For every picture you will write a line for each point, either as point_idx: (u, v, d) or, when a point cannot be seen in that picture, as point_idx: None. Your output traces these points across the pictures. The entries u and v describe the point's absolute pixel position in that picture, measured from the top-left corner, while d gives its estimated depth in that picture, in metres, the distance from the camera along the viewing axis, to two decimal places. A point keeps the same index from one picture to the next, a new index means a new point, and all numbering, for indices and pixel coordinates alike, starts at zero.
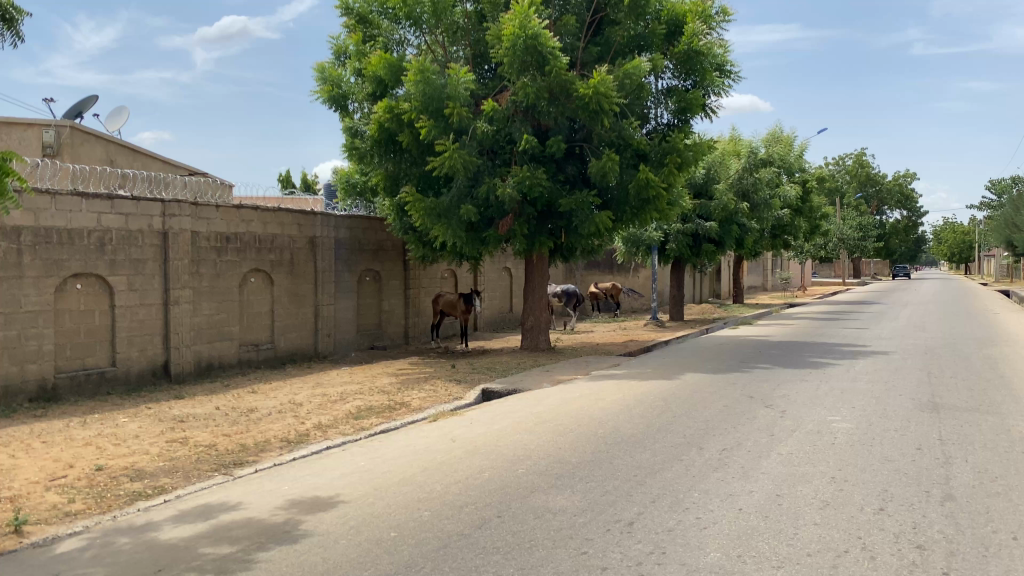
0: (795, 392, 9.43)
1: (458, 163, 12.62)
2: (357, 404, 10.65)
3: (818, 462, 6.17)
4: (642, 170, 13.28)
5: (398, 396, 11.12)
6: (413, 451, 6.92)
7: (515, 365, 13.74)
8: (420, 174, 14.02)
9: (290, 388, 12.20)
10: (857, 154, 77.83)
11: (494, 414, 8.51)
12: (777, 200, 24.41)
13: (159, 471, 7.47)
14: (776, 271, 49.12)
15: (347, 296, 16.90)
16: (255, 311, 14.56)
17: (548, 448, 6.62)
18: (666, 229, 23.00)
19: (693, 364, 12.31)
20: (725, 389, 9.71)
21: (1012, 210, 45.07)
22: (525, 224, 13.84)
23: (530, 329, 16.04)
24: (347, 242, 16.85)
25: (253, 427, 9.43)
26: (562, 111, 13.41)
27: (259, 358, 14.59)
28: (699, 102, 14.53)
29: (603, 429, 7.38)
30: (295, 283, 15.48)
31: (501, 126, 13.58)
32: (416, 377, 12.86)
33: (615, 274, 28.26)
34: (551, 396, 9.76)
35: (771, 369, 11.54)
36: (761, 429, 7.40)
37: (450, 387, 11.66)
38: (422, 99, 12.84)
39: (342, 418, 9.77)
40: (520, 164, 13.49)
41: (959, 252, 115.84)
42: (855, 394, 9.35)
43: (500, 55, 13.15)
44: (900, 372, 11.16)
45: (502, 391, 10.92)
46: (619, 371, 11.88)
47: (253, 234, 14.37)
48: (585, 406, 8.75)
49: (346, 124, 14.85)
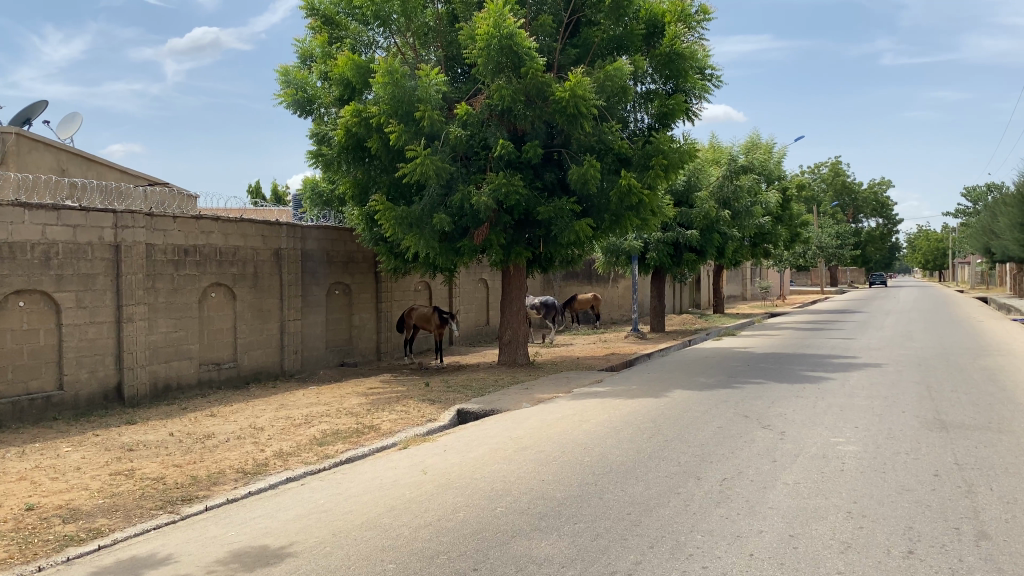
0: (791, 411, 8.82)
1: (430, 169, 11.95)
2: (322, 429, 9.91)
3: (830, 494, 5.52)
4: (624, 176, 12.70)
5: (366, 418, 10.38)
6: (379, 486, 6.20)
7: (492, 382, 13.05)
8: (391, 181, 13.34)
9: (252, 411, 11.43)
10: (834, 162, 77.98)
11: (469, 440, 7.82)
12: (757, 208, 23.98)
13: (97, 510, 6.68)
14: (755, 280, 48.90)
15: (316, 311, 16.15)
16: (216, 328, 13.78)
17: (530, 482, 5.94)
18: (646, 238, 22.48)
19: (679, 380, 11.68)
20: (717, 408, 9.07)
21: (988, 218, 45.20)
22: (502, 233, 13.20)
23: (508, 343, 15.36)
24: (315, 254, 16.12)
25: (207, 456, 8.65)
26: (539, 115, 12.80)
27: (221, 378, 13.79)
28: (681, 107, 14.02)
29: (589, 457, 6.73)
30: (260, 297, 14.71)
31: (475, 131, 12.94)
32: (387, 397, 12.14)
33: (593, 285, 27.70)
34: (530, 417, 9.08)
35: (763, 384, 10.96)
36: (761, 454, 6.76)
37: (423, 408, 10.95)
38: (392, 102, 12.17)
39: (304, 445, 9.03)
40: (496, 171, 12.85)
41: (933, 260, 116.85)
42: (855, 411, 8.75)
43: (474, 56, 12.53)
44: (898, 386, 10.59)
45: (478, 412, 10.23)
46: (601, 388, 11.25)
47: (213, 246, 13.60)
48: (568, 428, 8.08)
49: (312, 130, 14.14)
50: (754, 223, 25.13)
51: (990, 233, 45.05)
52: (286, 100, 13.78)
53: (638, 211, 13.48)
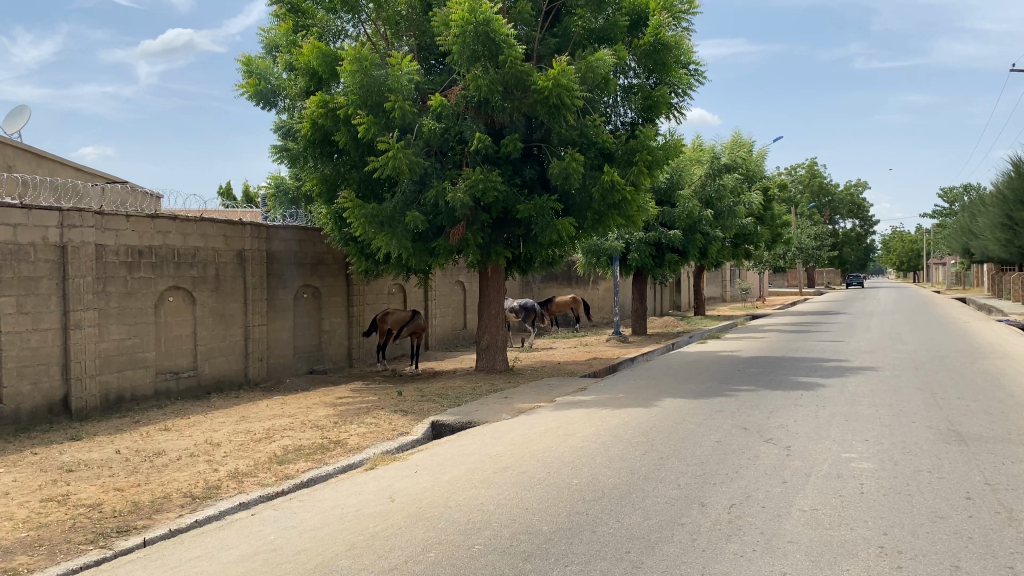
0: (792, 422, 8.14)
1: (402, 163, 11.19)
2: (283, 445, 9.12)
3: (855, 523, 4.84)
4: (608, 171, 12.02)
5: (333, 432, 9.60)
6: (339, 517, 5.42)
7: (469, 390, 12.28)
8: (361, 177, 12.56)
9: (210, 424, 10.59)
10: (811, 164, 77.97)
11: (443, 459, 7.07)
12: (741, 208, 23.42)
13: (17, 545, 5.83)
14: (735, 282, 48.50)
15: (282, 316, 15.32)
16: (174, 335, 12.91)
17: (512, 512, 5.20)
18: (628, 238, 21.88)
19: (668, 387, 10.99)
20: (712, 419, 8.38)
21: (967, 219, 45.03)
22: (479, 233, 12.45)
23: (486, 348, 14.63)
24: (281, 255, 15.28)
25: (154, 478, 7.82)
26: (518, 107, 12.07)
27: (179, 388, 12.92)
28: (665, 101, 13.35)
29: (578, 480, 6.00)
30: (222, 302, 13.86)
31: (451, 124, 12.19)
32: (356, 408, 11.34)
33: (573, 287, 27.09)
34: (511, 430, 8.34)
35: (757, 391, 10.30)
36: (768, 473, 6.07)
37: (394, 420, 10.17)
38: (360, 91, 11.40)
39: (263, 464, 8.24)
40: (472, 166, 12.10)
41: (907, 261, 117.70)
42: (861, 422, 8.09)
43: (448, 43, 11.77)
44: (900, 392, 9.98)
45: (453, 424, 9.47)
46: (586, 396, 10.54)
47: (170, 247, 12.75)
48: (552, 444, 7.36)
49: (277, 123, 13.36)
50: (737, 224, 24.56)
51: (969, 233, 44.99)
52: (249, 91, 12.91)
53: (622, 209, 12.80)
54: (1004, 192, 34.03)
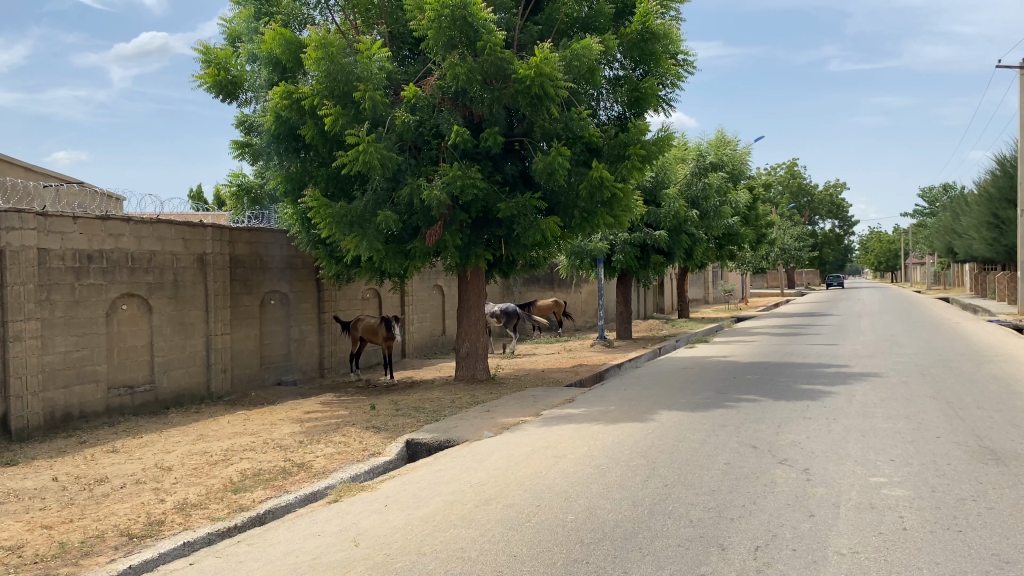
0: (805, 438, 7.37)
1: (374, 158, 10.32)
2: (241, 469, 8.24)
3: (908, 573, 4.05)
4: (595, 167, 11.24)
5: (297, 454, 8.72)
6: (294, 567, 4.57)
7: (448, 403, 11.44)
8: (330, 174, 11.68)
9: (164, 444, 9.66)
10: (790, 165, 77.79)
11: (417, 488, 6.21)
12: (727, 208, 22.72)
13: None
14: (718, 284, 47.99)
15: (248, 323, 14.40)
16: (129, 346, 11.95)
17: (499, 562, 4.36)
18: (612, 239, 21.19)
19: (662, 398, 10.21)
20: (716, 435, 7.59)
21: (951, 219, 44.75)
22: (458, 233, 11.60)
23: (466, 356, 13.76)
24: (246, 259, 14.36)
25: (89, 512, 6.89)
26: (497, 98, 11.22)
27: (135, 403, 11.96)
28: (654, 93, 12.57)
29: (573, 516, 5.16)
30: (181, 310, 12.92)
31: (426, 117, 11.36)
32: (325, 424, 10.46)
33: (556, 290, 26.37)
34: (495, 451, 7.50)
35: (759, 401, 9.53)
36: (790, 505, 5.28)
37: (366, 438, 9.31)
38: (327, 80, 10.51)
39: (215, 493, 7.34)
40: (449, 162, 11.26)
41: (885, 261, 118.28)
42: (881, 437, 7.33)
43: (423, 29, 10.93)
44: (914, 402, 9.24)
45: (431, 444, 8.62)
46: (574, 409, 9.72)
47: (123, 251, 11.80)
48: (541, 468, 6.55)
49: (238, 117, 12.47)
50: (723, 224, 23.85)
51: (952, 233, 44.93)
52: (208, 82, 11.95)
53: (611, 206, 11.98)
54: (989, 191, 33.80)
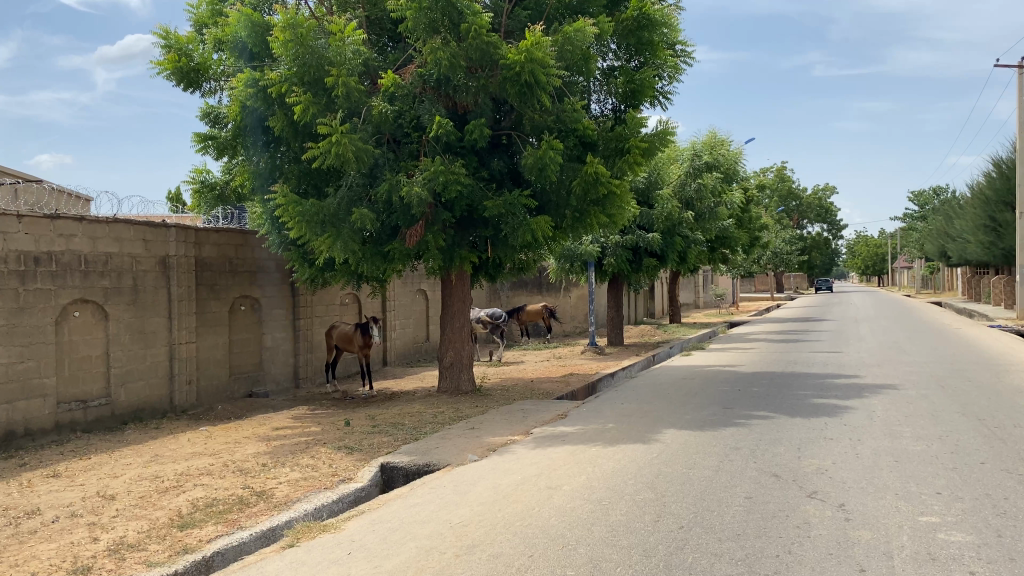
0: (832, 464, 6.50)
1: (348, 150, 9.36)
2: (192, 499, 7.28)
3: None
4: (590, 162, 10.37)
5: (258, 480, 7.77)
6: None
7: (430, 417, 10.53)
8: (301, 169, 10.72)
9: (112, 467, 8.67)
10: (778, 168, 77.28)
11: (389, 531, 5.28)
12: (723, 209, 21.91)
13: None
14: (709, 288, 47.35)
15: (215, 331, 13.42)
16: (81, 356, 10.94)
17: None
18: (604, 242, 20.39)
19: (662, 414, 9.33)
20: (731, 461, 6.70)
21: (945, 222, 44.18)
22: (441, 234, 10.66)
23: (450, 367, 12.83)
24: (213, 262, 13.39)
25: (8, 555, 5.91)
26: (484, 86, 10.32)
27: (89, 419, 10.95)
28: (651, 85, 11.72)
29: (574, 572, 4.25)
30: (141, 316, 11.92)
31: (405, 107, 10.48)
32: (294, 443, 9.52)
33: (544, 294, 25.52)
34: (480, 480, 6.59)
35: (771, 418, 8.66)
36: (834, 556, 4.39)
37: (337, 460, 8.38)
38: (296, 65, 9.57)
39: (158, 530, 6.37)
40: (431, 156, 10.34)
41: (872, 266, 118.19)
42: (918, 462, 6.46)
43: (402, 11, 10.02)
44: (942, 418, 8.39)
45: (408, 469, 7.69)
46: (567, 428, 8.82)
47: (75, 252, 10.80)
48: (534, 504, 5.63)
49: (203, 108, 11.50)
50: (718, 226, 23.04)
51: (945, 237, 44.37)
52: (168, 69, 10.96)
53: (605, 205, 11.12)
54: (985, 193, 33.16)
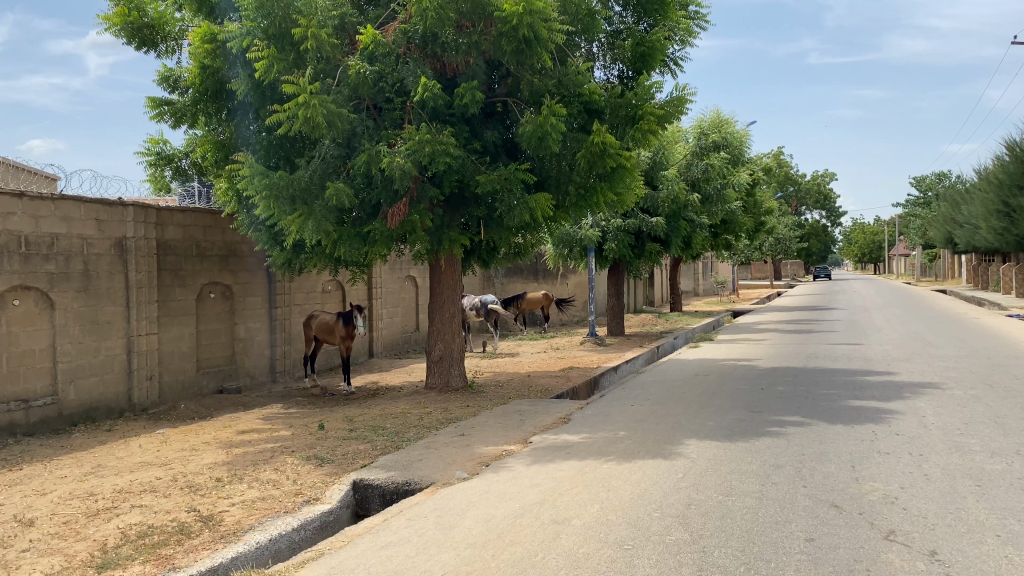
0: (902, 489, 5.30)
1: (319, 114, 8.05)
2: (125, 525, 6.05)
3: None
4: (597, 132, 9.08)
5: (208, 500, 6.56)
6: None
7: (417, 419, 9.33)
8: (268, 138, 9.44)
9: (41, 482, 7.43)
10: (778, 154, 75.99)
11: None
12: (730, 191, 20.64)
13: None
14: (709, 277, 46.28)
15: (180, 321, 12.19)
16: (22, 350, 9.67)
17: None
18: (604, 226, 19.20)
19: (680, 419, 8.15)
20: (777, 484, 5.49)
21: (953, 207, 43.01)
22: (427, 213, 9.41)
23: (438, 361, 11.61)
24: (177, 245, 12.15)
25: None
26: (475, 43, 9.07)
27: (31, 421, 9.70)
28: (663, 48, 10.47)
29: None
30: (94, 305, 10.65)
31: (387, 69, 9.21)
32: (260, 450, 8.33)
33: (540, 282, 24.34)
34: (471, 508, 5.37)
35: (808, 426, 7.47)
36: None
37: (303, 474, 7.18)
38: (259, 13, 8.29)
39: (72, 572, 5.13)
40: (415, 124, 9.07)
41: (870, 253, 117.20)
42: (1007, 487, 5.27)
43: None
44: (1010, 425, 7.20)
45: (386, 487, 6.49)
46: (572, 436, 7.63)
47: (13, 232, 9.50)
48: (537, 549, 4.41)
49: (160, 72, 10.22)
50: (724, 209, 21.81)
51: (953, 222, 43.17)
52: (118, 25, 9.64)
53: (612, 182, 9.87)
54: (998, 177, 31.95)
